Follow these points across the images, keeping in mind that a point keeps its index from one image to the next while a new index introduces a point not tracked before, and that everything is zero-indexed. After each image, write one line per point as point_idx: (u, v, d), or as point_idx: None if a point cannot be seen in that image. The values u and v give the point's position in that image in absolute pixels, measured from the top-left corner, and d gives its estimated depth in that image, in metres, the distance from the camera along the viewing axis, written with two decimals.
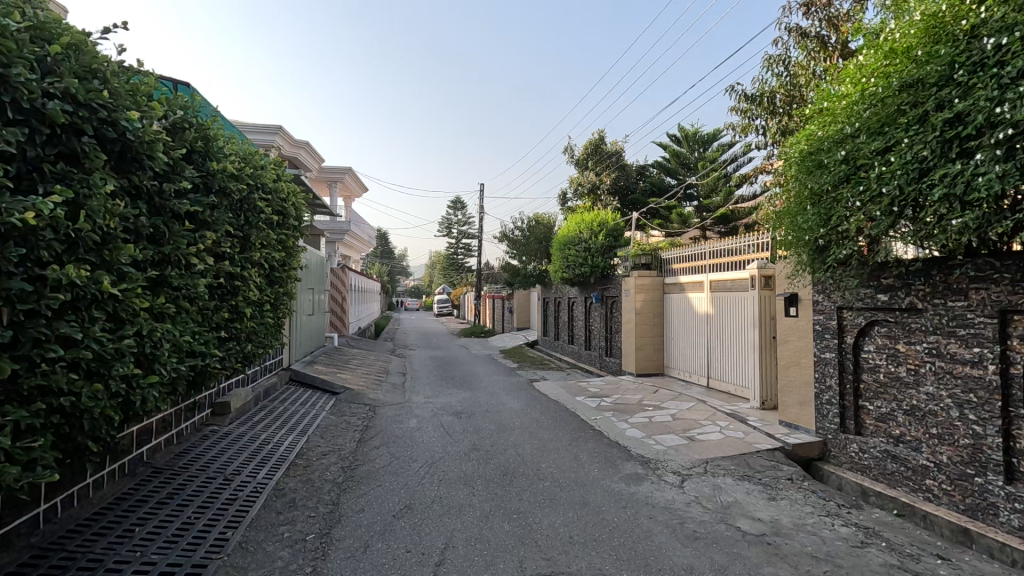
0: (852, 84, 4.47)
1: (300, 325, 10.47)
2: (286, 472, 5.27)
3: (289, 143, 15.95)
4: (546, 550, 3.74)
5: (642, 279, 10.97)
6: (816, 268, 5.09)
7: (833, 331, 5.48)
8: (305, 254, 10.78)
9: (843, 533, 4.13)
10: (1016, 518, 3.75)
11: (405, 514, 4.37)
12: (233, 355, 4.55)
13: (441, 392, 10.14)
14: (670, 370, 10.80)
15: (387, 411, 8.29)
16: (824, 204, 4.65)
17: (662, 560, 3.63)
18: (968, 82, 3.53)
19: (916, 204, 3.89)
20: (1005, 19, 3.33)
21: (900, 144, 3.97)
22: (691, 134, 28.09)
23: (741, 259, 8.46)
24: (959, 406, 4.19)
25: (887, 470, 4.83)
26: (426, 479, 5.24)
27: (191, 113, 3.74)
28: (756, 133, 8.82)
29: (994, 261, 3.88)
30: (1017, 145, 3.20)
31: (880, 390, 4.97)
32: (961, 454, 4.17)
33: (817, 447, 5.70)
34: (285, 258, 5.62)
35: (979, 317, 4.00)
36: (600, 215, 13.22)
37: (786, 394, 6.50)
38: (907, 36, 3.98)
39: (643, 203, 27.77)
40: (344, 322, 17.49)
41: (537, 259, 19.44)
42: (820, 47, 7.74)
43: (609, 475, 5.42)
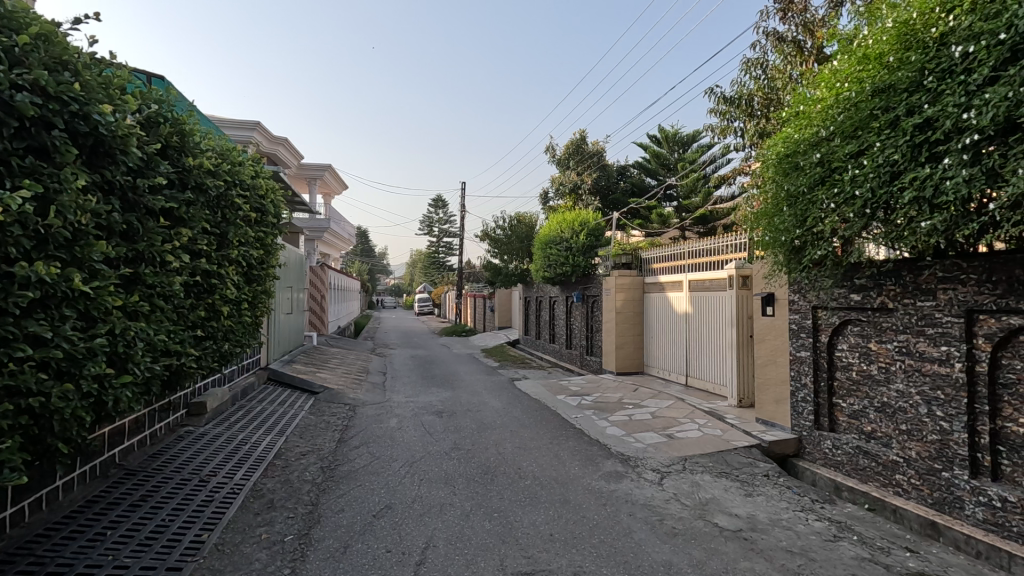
0: (828, 88, 4.55)
1: (278, 324, 10.30)
2: (263, 472, 5.20)
3: (268, 138, 15.68)
4: (527, 548, 3.76)
5: (622, 279, 11.05)
6: (792, 268, 5.19)
7: (809, 330, 5.59)
8: (284, 252, 10.60)
9: (817, 528, 4.23)
10: (981, 511, 3.87)
11: (386, 514, 4.35)
12: (210, 355, 4.47)
13: (422, 391, 10.06)
14: (649, 369, 10.90)
15: (367, 410, 8.23)
16: (801, 205, 4.74)
17: (641, 557, 3.67)
18: (938, 88, 3.64)
19: (887, 207, 4.00)
20: (973, 28, 3.44)
21: (872, 148, 4.07)
22: (671, 134, 28.30)
23: (719, 259, 8.59)
24: (927, 403, 4.31)
25: (860, 466, 4.95)
26: (406, 478, 5.22)
27: (166, 108, 3.67)
28: (735, 135, 8.96)
29: (960, 262, 4.02)
30: (984, 150, 3.32)
31: (853, 388, 5.10)
32: (929, 450, 4.29)
33: (792, 444, 5.82)
34: (263, 257, 5.53)
35: (947, 317, 4.13)
36: (581, 214, 13.32)
37: (762, 392, 6.61)
38: (880, 43, 4.07)
39: (624, 203, 27.95)
40: (322, 322, 17.26)
41: (519, 257, 19.43)
42: (797, 51, 7.89)
43: (589, 473, 5.46)
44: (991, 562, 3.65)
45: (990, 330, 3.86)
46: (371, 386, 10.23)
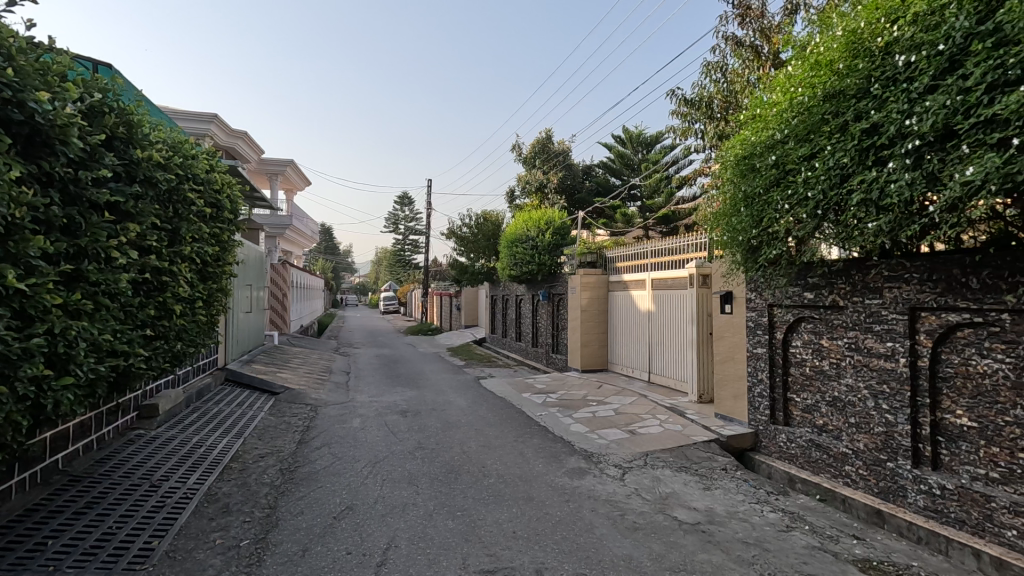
0: (782, 93, 4.69)
1: (237, 323, 9.98)
2: (219, 476, 5.05)
3: (226, 131, 15.21)
4: (489, 546, 3.76)
5: (587, 278, 11.19)
6: (749, 267, 5.35)
7: (765, 327, 5.76)
8: (241, 249, 10.24)
9: (771, 519, 4.37)
10: (922, 499, 4.07)
11: (347, 515, 4.28)
12: (161, 355, 4.29)
13: (386, 391, 9.92)
14: (614, 366, 11.03)
15: (330, 411, 8.09)
16: (756, 207, 4.90)
17: (603, 552, 3.71)
18: (883, 95, 3.80)
19: (838, 209, 4.15)
20: (915, 38, 3.60)
21: (824, 151, 4.22)
22: (635, 134, 28.66)
23: (681, 259, 8.77)
24: (874, 397, 4.50)
25: (812, 459, 5.13)
26: (369, 479, 5.15)
27: (112, 97, 3.49)
28: (695, 136, 9.14)
29: (905, 262, 4.21)
30: (925, 155, 3.47)
31: (806, 383, 5.28)
32: (876, 441, 4.49)
33: (749, 438, 6.00)
34: (220, 253, 5.34)
35: (892, 314, 4.32)
36: (547, 213, 13.40)
37: (721, 388, 6.76)
38: (830, 50, 4.21)
39: (589, 202, 28.19)
40: (284, 321, 16.84)
41: (485, 256, 19.28)
42: (754, 56, 8.05)
43: (553, 470, 5.50)
44: (931, 546, 3.85)
45: (931, 326, 4.05)
46: (334, 386, 10.04)
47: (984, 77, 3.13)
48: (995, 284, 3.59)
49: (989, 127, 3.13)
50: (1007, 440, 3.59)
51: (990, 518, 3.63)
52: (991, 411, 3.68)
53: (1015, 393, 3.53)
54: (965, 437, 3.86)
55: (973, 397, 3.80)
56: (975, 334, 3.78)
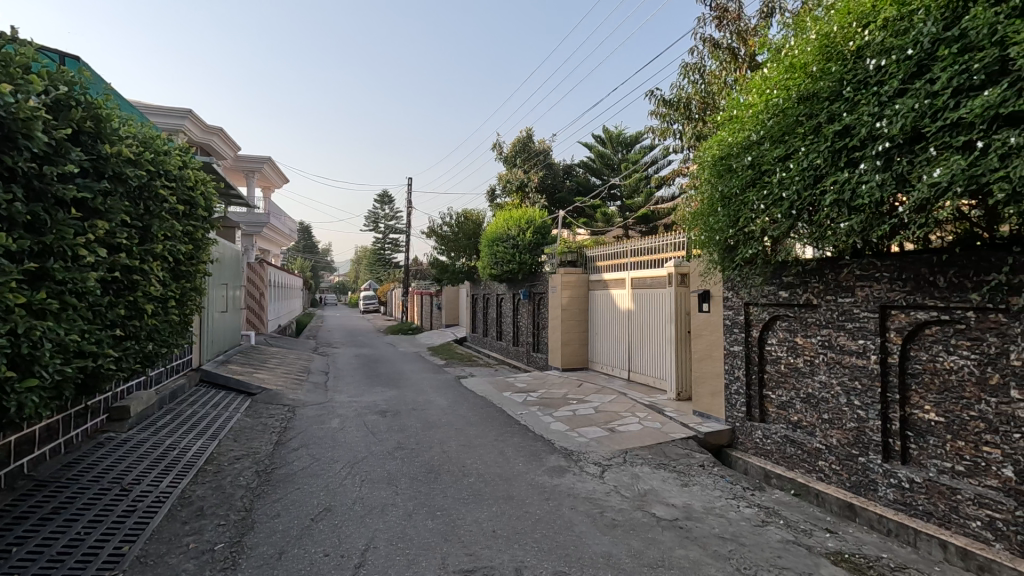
0: (758, 95, 4.76)
1: (211, 322, 9.77)
2: (193, 479, 4.94)
3: (200, 127, 14.92)
4: (469, 545, 3.75)
5: (568, 277, 11.24)
6: (726, 266, 5.44)
7: (742, 325, 5.84)
8: (216, 247, 10.03)
9: (747, 514, 4.44)
10: (892, 492, 4.18)
11: (325, 517, 4.23)
12: (131, 356, 4.18)
13: (366, 391, 9.83)
14: (594, 365, 11.10)
15: (308, 411, 7.98)
16: (733, 206, 4.97)
17: (582, 549, 3.73)
18: (854, 98, 3.88)
19: (811, 209, 4.23)
20: (885, 43, 3.69)
21: (798, 152, 4.30)
22: (615, 134, 28.86)
23: (660, 258, 8.86)
24: (847, 393, 4.60)
25: (787, 454, 5.23)
26: (347, 480, 5.10)
27: (79, 91, 3.39)
28: (674, 137, 9.23)
29: (876, 262, 4.30)
30: (894, 157, 3.56)
31: (781, 380, 5.38)
32: (848, 437, 4.59)
33: (726, 435, 6.09)
34: (193, 252, 5.22)
35: (864, 312, 4.42)
36: (528, 212, 13.43)
37: (699, 386, 6.85)
38: (804, 53, 4.28)
39: (570, 202, 28.28)
40: (261, 320, 16.57)
41: (465, 254, 19.21)
42: (731, 58, 8.24)
43: (533, 469, 5.51)
44: (900, 538, 3.95)
45: (900, 324, 4.15)
46: (312, 387, 9.91)
47: (950, 81, 3.22)
48: (961, 282, 3.69)
49: (955, 130, 3.22)
50: (972, 434, 3.70)
51: (956, 509, 3.74)
52: (957, 406, 3.79)
53: (980, 388, 3.65)
54: (933, 432, 3.97)
55: (940, 393, 3.91)
56: (943, 332, 3.89)
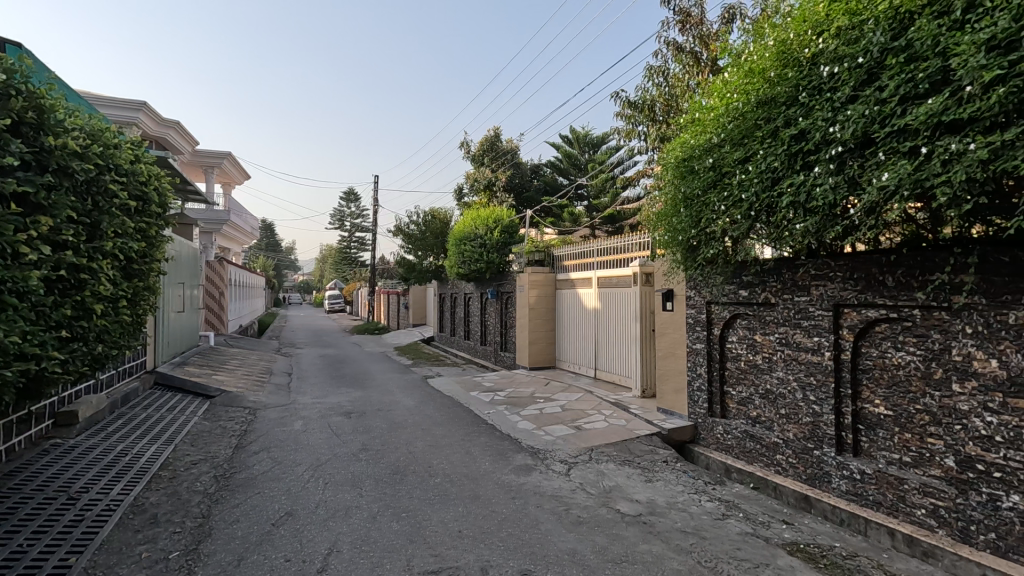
0: (719, 98, 4.88)
1: (167, 323, 9.41)
2: (147, 485, 4.76)
3: (155, 120, 14.36)
4: (435, 546, 3.72)
5: (535, 276, 11.29)
6: (689, 266, 5.56)
7: (704, 324, 5.97)
8: (171, 245, 9.66)
9: (708, 508, 4.54)
10: (844, 483, 4.34)
11: (286, 521, 4.13)
12: (79, 359, 3.98)
13: (331, 392, 9.65)
14: (561, 363, 11.17)
15: (269, 414, 7.78)
16: (695, 207, 5.08)
17: (548, 547, 3.75)
18: (809, 103, 4.01)
19: (769, 210, 4.36)
20: (837, 51, 3.83)
21: (757, 155, 4.42)
22: (582, 134, 29.13)
23: (625, 257, 8.98)
24: (802, 388, 4.76)
25: (747, 449, 5.37)
26: (310, 483, 4.99)
27: (19, 79, 3.22)
28: (639, 138, 9.37)
29: (830, 262, 4.46)
30: (847, 160, 3.69)
31: (741, 377, 5.52)
32: (804, 430, 4.74)
33: (689, 431, 6.22)
34: (147, 250, 5.00)
35: (818, 310, 4.57)
36: (496, 211, 13.42)
37: (663, 383, 6.97)
38: (762, 59, 4.40)
39: (537, 201, 28.38)
40: (221, 321, 16.06)
41: (433, 253, 19.06)
42: (694, 62, 8.43)
43: (500, 468, 5.51)
44: (852, 527, 4.11)
45: (852, 322, 4.32)
46: (274, 388, 9.67)
47: (898, 89, 3.37)
48: (908, 282, 3.86)
49: (902, 136, 3.36)
50: (918, 426, 3.87)
51: (903, 498, 3.91)
52: (904, 399, 3.97)
53: (925, 382, 3.82)
54: (882, 425, 4.14)
55: (889, 387, 4.08)
56: (891, 328, 4.06)
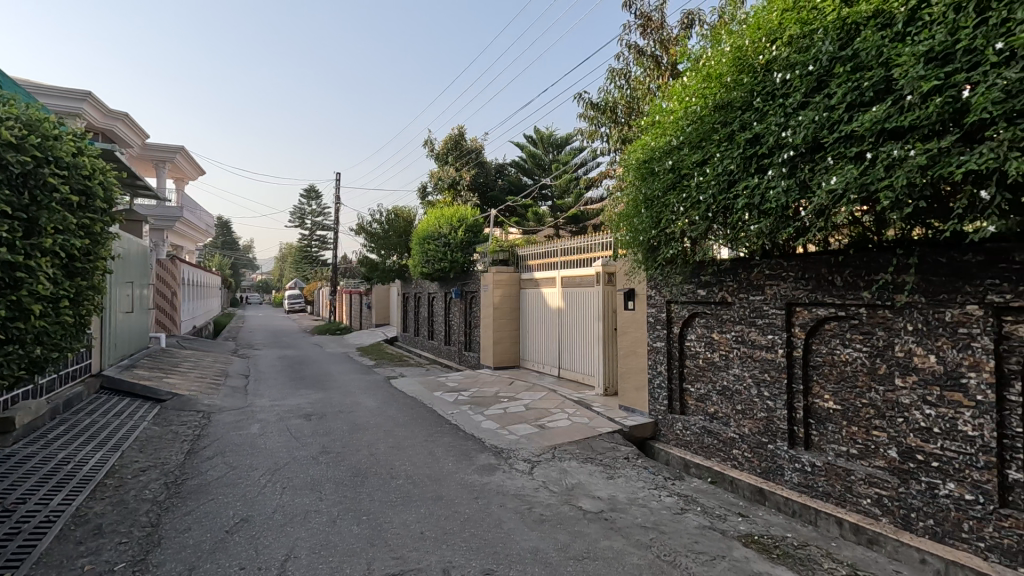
0: (678, 102, 4.99)
1: (113, 324, 8.97)
2: (90, 494, 4.53)
3: (101, 111, 13.68)
4: (396, 549, 3.68)
5: (499, 275, 11.30)
6: (649, 266, 5.66)
7: (664, 322, 6.09)
8: (118, 243, 9.21)
9: (668, 503, 4.64)
10: (796, 476, 4.50)
11: (241, 528, 4.01)
12: (14, 362, 3.76)
13: (290, 394, 9.41)
14: (525, 362, 11.21)
15: (224, 417, 7.53)
16: (655, 209, 5.18)
17: (510, 546, 3.75)
18: (763, 109, 4.15)
19: (726, 212, 4.48)
20: (790, 58, 3.97)
21: (714, 158, 4.53)
22: (546, 134, 29.31)
23: (588, 257, 9.08)
24: (757, 384, 4.91)
25: (705, 444, 5.51)
26: (267, 488, 4.85)
27: None
28: (601, 140, 9.49)
29: (783, 262, 4.62)
30: (798, 164, 3.83)
31: (699, 374, 5.66)
32: (758, 426, 4.90)
33: (650, 428, 6.33)
34: (91, 247, 4.76)
35: (772, 309, 4.73)
36: (460, 210, 13.35)
37: (625, 381, 7.08)
38: (720, 64, 4.53)
39: (502, 200, 28.40)
40: (174, 321, 15.43)
41: (396, 252, 18.83)
42: (655, 66, 8.59)
43: (463, 468, 5.49)
44: (803, 518, 4.27)
45: (803, 320, 4.48)
46: (230, 391, 9.36)
47: (845, 97, 3.52)
48: (855, 282, 4.03)
49: (848, 142, 3.51)
50: (864, 419, 4.04)
51: (850, 489, 4.09)
52: (851, 394, 4.14)
53: (870, 377, 4.00)
54: (831, 419, 4.31)
55: (837, 382, 4.25)
56: (839, 326, 4.24)
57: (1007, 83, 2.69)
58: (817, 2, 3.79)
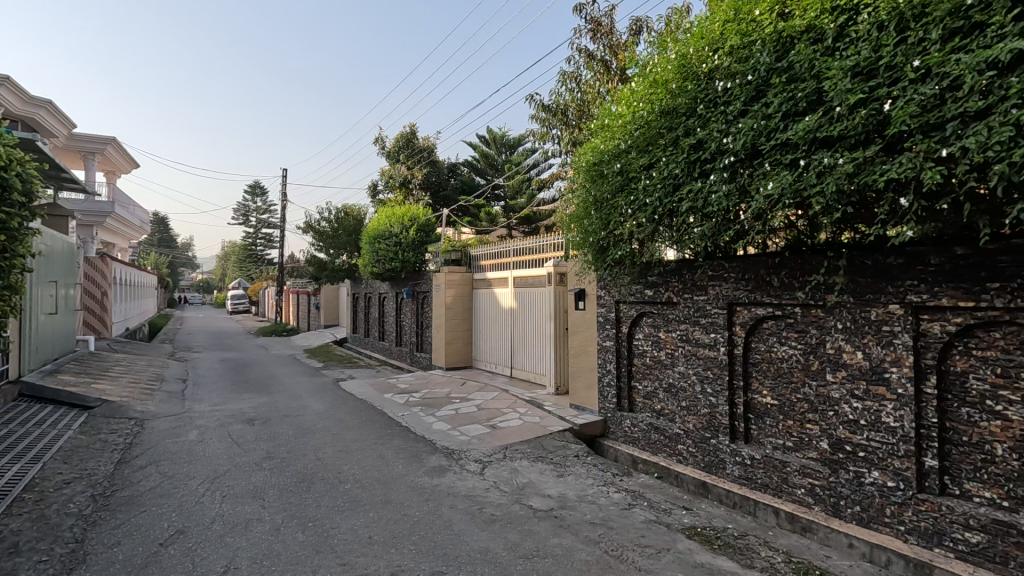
0: (626, 106, 5.10)
1: (34, 327, 8.35)
2: (6, 511, 4.20)
3: (22, 97, 12.72)
4: (343, 555, 3.59)
5: (452, 274, 11.23)
6: (599, 266, 5.76)
7: (613, 322, 6.21)
8: (39, 239, 8.56)
9: (616, 499, 4.74)
10: (737, 469, 4.69)
11: (177, 540, 3.81)
12: None
13: (232, 398, 9.03)
14: (478, 363, 11.19)
15: (160, 424, 7.15)
16: (605, 211, 5.29)
17: (460, 547, 3.73)
18: (706, 115, 4.30)
19: (671, 215, 4.61)
20: (730, 67, 4.13)
21: (660, 162, 4.66)
22: (499, 135, 29.37)
23: (540, 258, 9.15)
24: (701, 381, 5.09)
25: (652, 441, 5.66)
26: (206, 497, 4.64)
27: None
28: (553, 141, 9.59)
29: (724, 264, 4.80)
30: (737, 170, 4.00)
31: (646, 372, 5.81)
32: (701, 421, 5.07)
33: (599, 425, 6.45)
34: (8, 244, 4.41)
35: (714, 308, 4.90)
36: (412, 209, 13.19)
37: (576, 380, 7.18)
38: (666, 71, 4.66)
39: (454, 200, 28.24)
40: (104, 322, 14.55)
41: (346, 252, 18.41)
42: (604, 70, 8.78)
43: (413, 470, 5.42)
44: (743, 509, 4.46)
45: (743, 319, 4.68)
46: (166, 397, 8.89)
47: (781, 106, 3.69)
48: (790, 282, 4.24)
49: (783, 150, 3.68)
50: (799, 413, 4.25)
51: (786, 480, 4.29)
52: (787, 389, 4.35)
53: (804, 373, 4.21)
54: (769, 413, 4.51)
55: (774, 378, 4.45)
56: (776, 325, 4.44)
57: (923, 99, 2.90)
58: (755, 15, 3.97)
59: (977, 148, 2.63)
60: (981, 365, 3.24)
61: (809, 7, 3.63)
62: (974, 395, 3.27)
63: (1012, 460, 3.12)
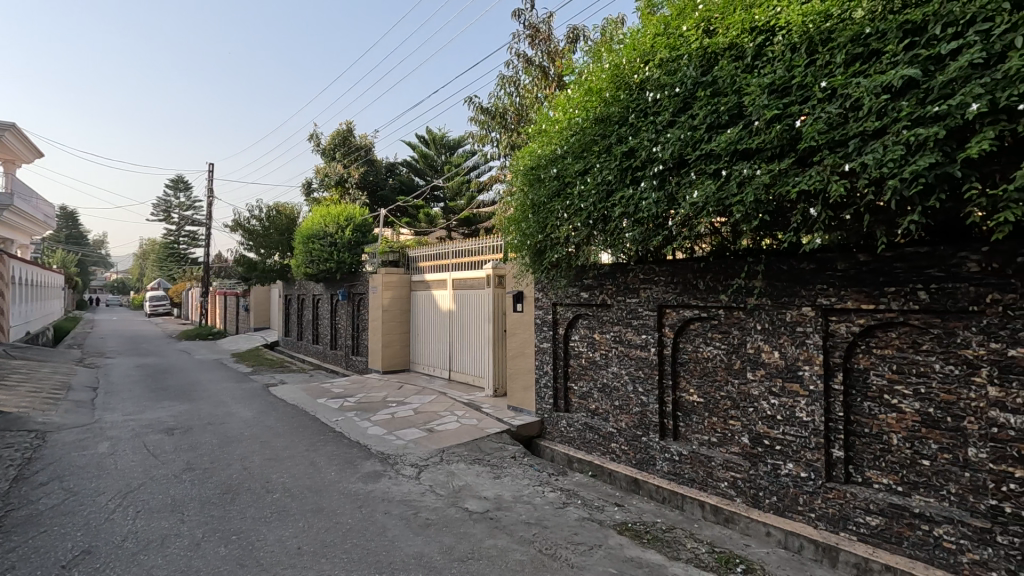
0: (563, 113, 5.22)
1: None
2: None
3: None
4: (268, 568, 3.44)
5: (390, 276, 11.02)
6: (536, 269, 5.82)
7: (550, 324, 6.31)
8: None
9: (551, 498, 4.81)
10: (666, 464, 4.88)
11: (82, 561, 3.53)
12: None
13: (149, 407, 8.45)
14: (416, 365, 11.05)
15: (64, 437, 6.57)
16: (541, 214, 5.37)
17: (393, 553, 3.67)
18: (637, 124, 4.46)
19: (604, 220, 4.75)
20: (659, 79, 4.31)
21: (594, 169, 4.79)
22: (438, 136, 29.19)
23: (479, 260, 9.15)
24: (633, 381, 5.26)
25: (587, 440, 5.79)
26: (117, 513, 4.32)
27: None
28: (492, 144, 9.63)
29: (655, 267, 4.99)
30: (666, 178, 4.16)
31: (582, 373, 5.94)
32: (633, 420, 5.24)
33: (536, 426, 6.53)
34: None
35: (646, 310, 5.09)
36: (348, 209, 12.86)
37: (513, 381, 7.23)
38: (600, 80, 4.81)
39: (393, 200, 27.78)
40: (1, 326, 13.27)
41: (278, 251, 17.68)
42: (542, 76, 8.91)
43: (347, 477, 5.28)
44: (671, 503, 4.65)
45: (672, 321, 4.88)
46: (72, 407, 8.19)
47: (706, 119, 3.88)
48: (715, 286, 4.47)
49: (708, 160, 3.87)
50: (722, 411, 4.48)
51: (711, 474, 4.51)
52: (712, 387, 4.57)
53: (727, 372, 4.44)
54: (695, 411, 4.72)
55: (700, 377, 4.67)
56: (702, 326, 4.66)
57: (829, 117, 3.14)
58: (683, 30, 4.16)
59: (875, 164, 2.87)
60: (881, 363, 3.54)
61: (731, 26, 3.86)
62: (874, 390, 3.57)
63: (906, 448, 3.42)
